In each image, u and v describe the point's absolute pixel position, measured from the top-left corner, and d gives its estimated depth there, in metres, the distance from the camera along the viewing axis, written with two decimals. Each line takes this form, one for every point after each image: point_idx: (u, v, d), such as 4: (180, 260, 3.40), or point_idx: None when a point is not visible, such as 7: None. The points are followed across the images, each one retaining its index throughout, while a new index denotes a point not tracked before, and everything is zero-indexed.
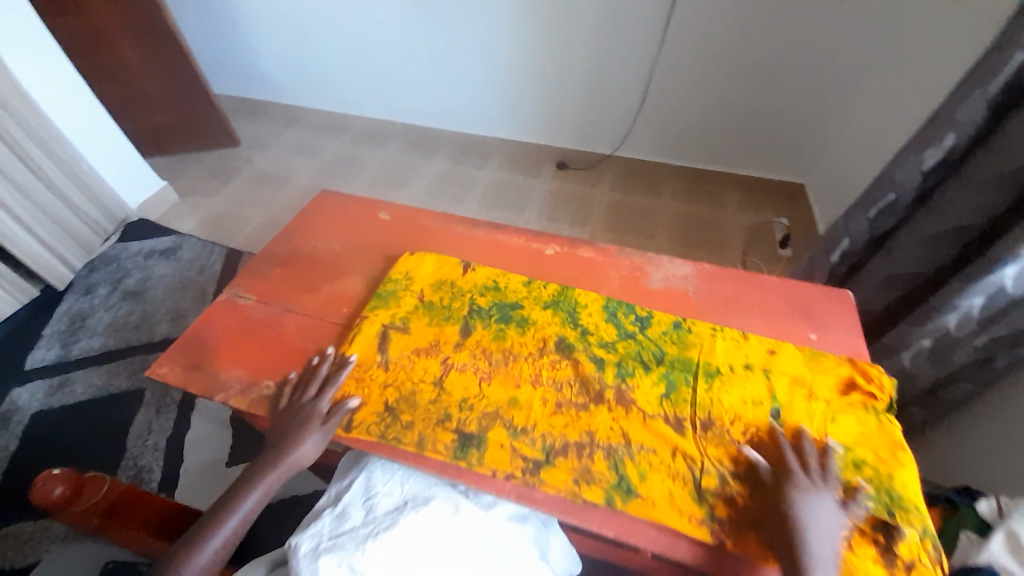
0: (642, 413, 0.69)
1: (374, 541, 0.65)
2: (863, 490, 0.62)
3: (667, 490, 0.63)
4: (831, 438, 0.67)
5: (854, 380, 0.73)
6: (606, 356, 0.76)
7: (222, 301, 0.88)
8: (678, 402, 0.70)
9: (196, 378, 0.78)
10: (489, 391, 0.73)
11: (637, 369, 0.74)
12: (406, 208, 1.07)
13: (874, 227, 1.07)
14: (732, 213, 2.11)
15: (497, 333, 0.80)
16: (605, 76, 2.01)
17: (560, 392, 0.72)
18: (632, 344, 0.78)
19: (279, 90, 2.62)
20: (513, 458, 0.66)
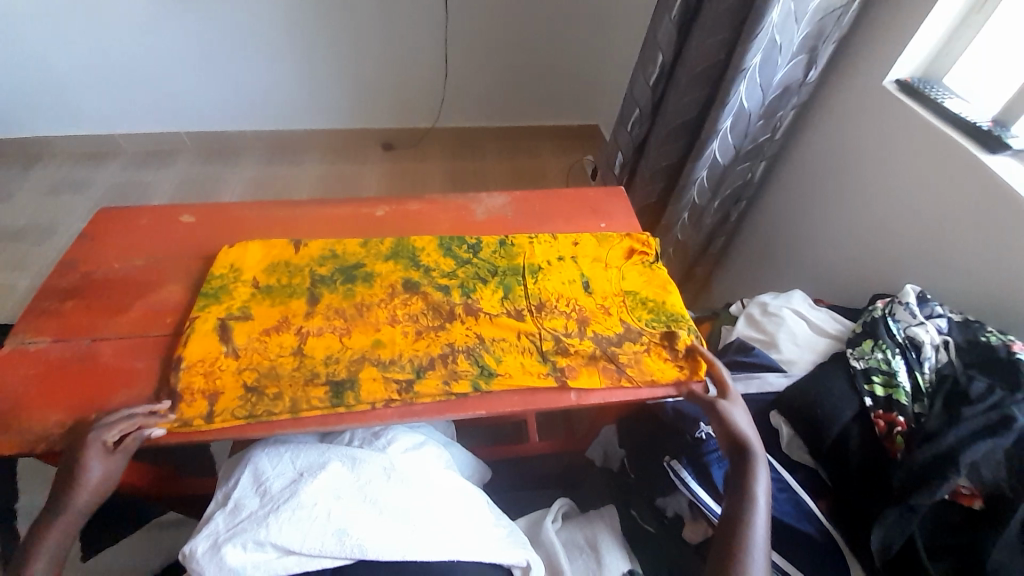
0: (488, 315, 0.81)
1: (276, 517, 0.66)
2: (653, 316, 0.83)
3: (520, 363, 0.76)
4: (626, 289, 0.87)
5: (634, 246, 0.94)
6: (448, 282, 0.86)
7: (6, 354, 0.76)
8: (515, 297, 0.84)
9: (1, 439, 0.67)
10: (351, 342, 0.77)
11: (477, 284, 0.86)
12: (212, 206, 1.00)
13: (633, 137, 1.35)
14: (547, 158, 2.46)
15: (345, 292, 0.84)
16: (401, 54, 2.20)
17: (416, 322, 0.80)
18: (469, 267, 0.89)
19: (3, 120, 2.16)
20: (386, 385, 0.73)
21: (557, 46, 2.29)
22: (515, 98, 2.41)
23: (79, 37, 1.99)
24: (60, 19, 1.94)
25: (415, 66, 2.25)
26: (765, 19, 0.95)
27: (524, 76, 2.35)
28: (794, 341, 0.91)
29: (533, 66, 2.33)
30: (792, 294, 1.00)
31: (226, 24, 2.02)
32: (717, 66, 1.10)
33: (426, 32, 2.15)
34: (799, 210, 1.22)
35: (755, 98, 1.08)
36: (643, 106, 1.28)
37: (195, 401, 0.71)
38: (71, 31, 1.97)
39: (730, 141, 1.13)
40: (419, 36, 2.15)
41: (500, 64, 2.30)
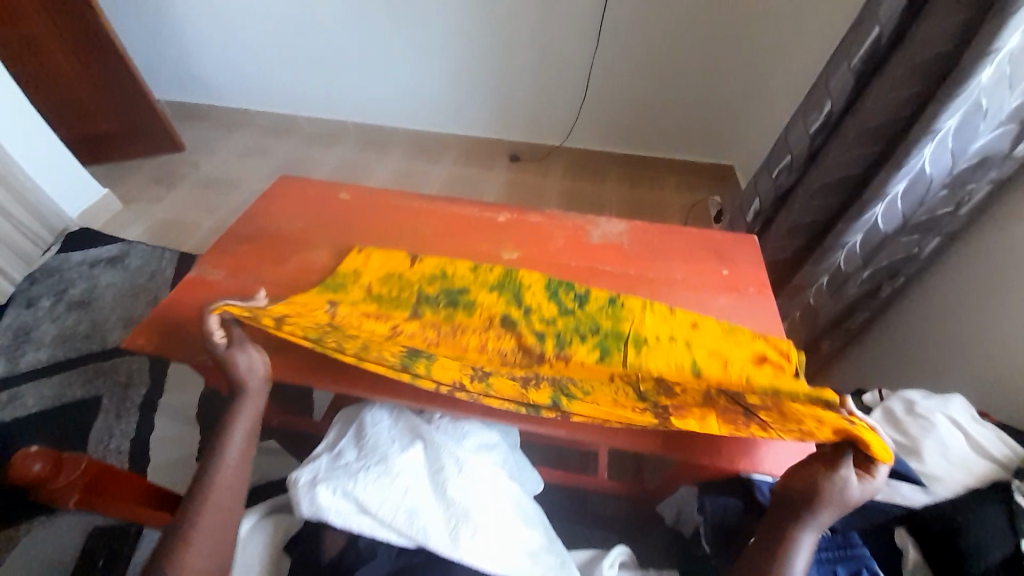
0: (581, 364, 0.78)
1: (366, 474, 0.72)
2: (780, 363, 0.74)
3: (610, 397, 0.75)
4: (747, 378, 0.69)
5: (767, 353, 0.76)
6: (539, 325, 0.84)
7: (190, 278, 0.94)
8: (609, 358, 0.79)
9: (174, 345, 0.84)
10: (440, 355, 0.79)
11: (575, 339, 0.82)
12: (364, 188, 1.15)
13: (778, 186, 1.26)
14: (669, 193, 2.40)
15: (443, 307, 0.87)
16: (546, 74, 2.28)
17: (506, 359, 0.79)
18: (570, 319, 0.86)
19: (223, 92, 2.69)
20: (461, 368, 0.78)
21: (705, 81, 2.19)
22: (649, 127, 2.37)
23: (286, 30, 2.38)
24: (276, 15, 2.34)
25: (557, 86, 2.32)
26: (973, 77, 0.82)
27: (665, 107, 2.30)
28: (943, 454, 0.77)
29: (676, 98, 2.26)
30: (950, 398, 0.84)
31: (400, 30, 2.27)
32: (899, 122, 0.96)
33: (575, 54, 2.20)
34: (972, 304, 1.03)
35: (941, 163, 0.92)
36: (797, 154, 1.19)
37: (274, 317, 0.79)
38: (282, 23, 2.36)
39: (897, 208, 0.99)
40: (569, 59, 2.22)
41: (641, 93, 2.27)
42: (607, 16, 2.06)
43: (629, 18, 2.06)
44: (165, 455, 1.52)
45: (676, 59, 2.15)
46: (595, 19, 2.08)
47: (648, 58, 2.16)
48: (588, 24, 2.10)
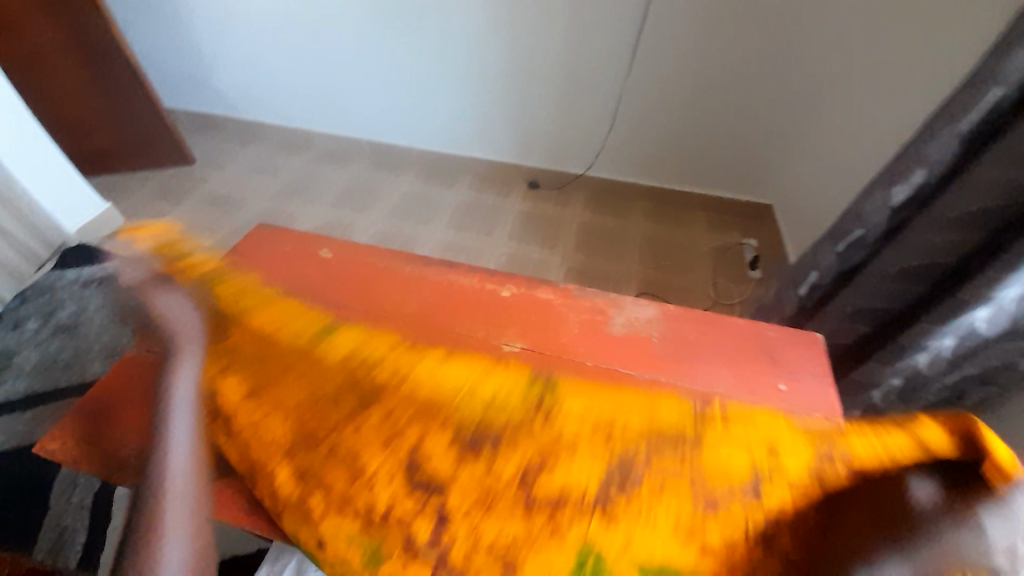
0: (486, 514, 0.64)
1: None
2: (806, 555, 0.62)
3: (504, 531, 0.62)
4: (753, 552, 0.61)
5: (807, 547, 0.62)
6: (510, 494, 0.64)
7: (131, 357, 0.79)
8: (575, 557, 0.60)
9: (94, 454, 0.69)
10: (347, 455, 0.68)
11: (500, 514, 0.63)
12: (350, 244, 0.99)
13: (842, 261, 1.04)
14: (700, 233, 2.19)
15: (400, 450, 0.68)
16: (572, 99, 2.10)
17: (422, 489, 0.66)
18: (524, 494, 0.65)
19: (236, 104, 2.59)
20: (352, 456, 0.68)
21: (746, 116, 1.99)
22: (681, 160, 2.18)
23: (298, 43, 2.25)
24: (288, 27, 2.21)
25: (584, 113, 2.14)
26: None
27: (701, 141, 2.09)
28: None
29: (714, 132, 2.06)
30: None
31: (417, 48, 2.12)
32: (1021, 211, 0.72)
33: (604, 80, 2.01)
34: None
35: None
36: (871, 228, 0.96)
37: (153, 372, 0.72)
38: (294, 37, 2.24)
39: (1007, 314, 0.77)
40: (597, 85, 2.03)
41: (675, 125, 2.08)
42: (641, 43, 1.88)
43: (665, 45, 1.88)
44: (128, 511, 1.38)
45: (716, 92, 1.96)
46: (628, 45, 1.90)
47: (683, 89, 1.97)
48: (620, 49, 1.91)
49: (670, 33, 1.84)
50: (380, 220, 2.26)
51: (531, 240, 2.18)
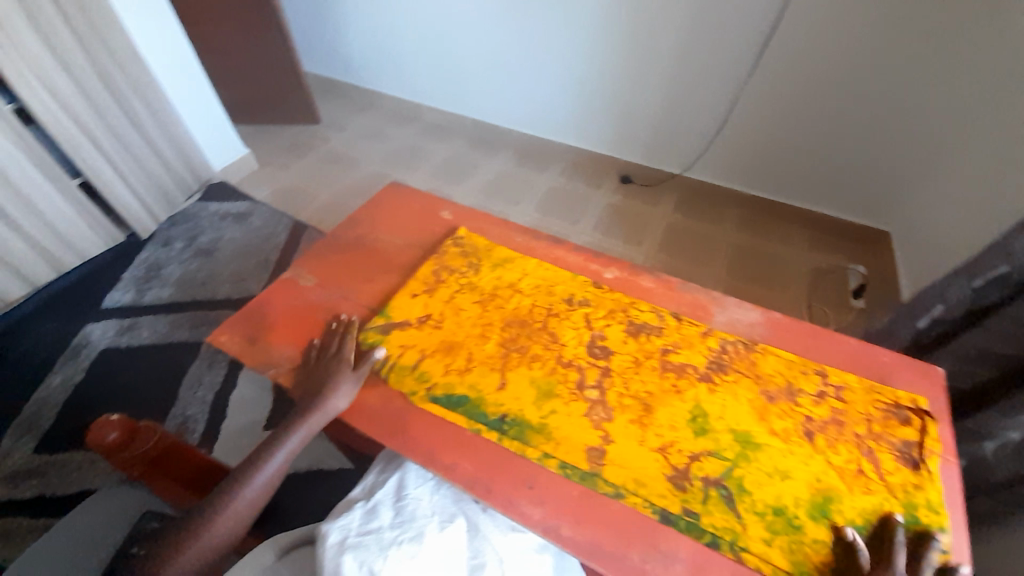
0: (633, 420, 0.69)
1: (398, 548, 0.67)
2: (903, 512, 0.63)
3: (646, 433, 0.68)
4: (859, 506, 0.63)
5: (906, 509, 0.63)
6: (645, 399, 0.71)
7: (284, 279, 0.94)
8: (705, 461, 0.65)
9: (251, 351, 0.83)
10: (513, 353, 0.79)
11: (642, 417, 0.70)
12: (469, 210, 1.09)
13: (977, 298, 0.95)
14: (800, 251, 2.06)
15: (548, 354, 0.78)
16: (681, 95, 2.03)
17: (577, 386, 0.74)
18: (667, 408, 0.70)
19: (360, 73, 2.82)
20: (518, 356, 0.78)
21: (878, 132, 1.81)
22: (793, 172, 2.04)
23: (420, 20, 2.38)
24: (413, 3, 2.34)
25: (692, 110, 2.06)
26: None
27: (820, 153, 1.94)
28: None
29: (836, 146, 1.90)
30: None
31: (531, 30, 2.15)
32: None
33: (720, 78, 1.92)
34: None
35: None
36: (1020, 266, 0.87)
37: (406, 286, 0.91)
38: (419, 11, 2.35)
39: None
40: (712, 82, 1.94)
41: (793, 132, 1.93)
42: (768, 44, 1.77)
43: (797, 46, 1.74)
44: (237, 417, 1.61)
45: (845, 103, 1.79)
46: (756, 42, 1.79)
47: (807, 97, 1.83)
48: (744, 47, 1.81)
49: (802, 35, 1.70)
50: (473, 194, 2.38)
51: (616, 234, 2.18)
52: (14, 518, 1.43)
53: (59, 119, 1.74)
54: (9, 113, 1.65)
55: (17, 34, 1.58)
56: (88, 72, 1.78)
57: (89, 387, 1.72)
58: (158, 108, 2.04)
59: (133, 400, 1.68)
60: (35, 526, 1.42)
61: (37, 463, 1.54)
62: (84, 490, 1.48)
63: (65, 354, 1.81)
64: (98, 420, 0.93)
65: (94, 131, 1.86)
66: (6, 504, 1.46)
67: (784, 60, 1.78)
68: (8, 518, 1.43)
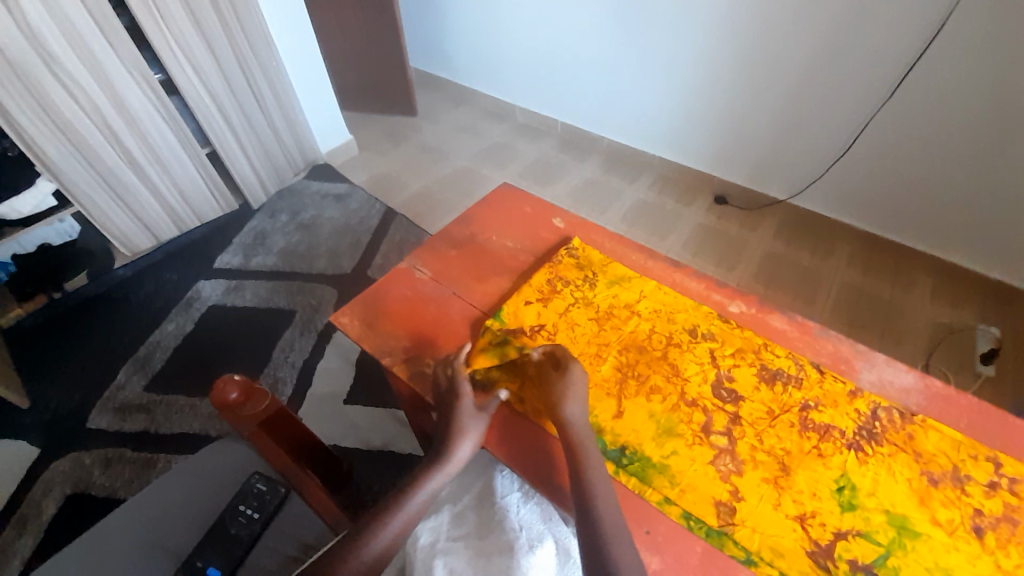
0: (767, 479, 0.64)
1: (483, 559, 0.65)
2: None
3: (780, 497, 0.62)
4: None
5: None
6: (783, 458, 0.65)
7: (402, 269, 0.96)
8: (852, 542, 0.58)
9: (368, 337, 0.86)
10: (632, 382, 0.75)
11: (777, 478, 0.64)
12: (581, 220, 1.06)
13: None
14: (922, 301, 1.83)
15: (670, 389, 0.73)
16: (798, 118, 1.87)
17: (703, 428, 0.69)
18: (807, 472, 0.64)
19: (459, 69, 2.88)
20: (638, 386, 0.74)
21: None
22: (923, 214, 1.81)
23: (524, 20, 2.37)
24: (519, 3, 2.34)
25: (809, 134, 1.88)
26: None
27: (965, 195, 1.69)
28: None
29: (986, 190, 1.65)
30: None
31: (638, 39, 2.08)
32: None
33: (847, 102, 1.73)
34: None
35: None
36: None
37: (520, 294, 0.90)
38: (522, 13, 2.36)
39: None
40: (840, 105, 1.75)
41: (932, 171, 1.71)
42: (913, 70, 1.56)
43: (950, 73, 1.51)
44: (319, 386, 1.70)
45: (1005, 143, 1.54)
46: (895, 70, 1.59)
47: (957, 134, 1.60)
48: (881, 71, 1.61)
49: (957, 62, 1.48)
50: (558, 199, 2.35)
51: (707, 256, 2.05)
52: (126, 446, 1.60)
53: (197, 91, 1.93)
54: (154, 80, 1.82)
55: (166, 7, 1.74)
56: (225, 48, 1.93)
57: (195, 338, 1.89)
58: (279, 90, 2.19)
59: (231, 356, 1.82)
60: (142, 456, 1.58)
61: (149, 399, 1.71)
62: (185, 431, 1.63)
63: (179, 305, 2.00)
64: (222, 377, 0.99)
65: (222, 103, 2.02)
66: (121, 432, 1.64)
67: (929, 90, 1.57)
68: (121, 445, 1.61)
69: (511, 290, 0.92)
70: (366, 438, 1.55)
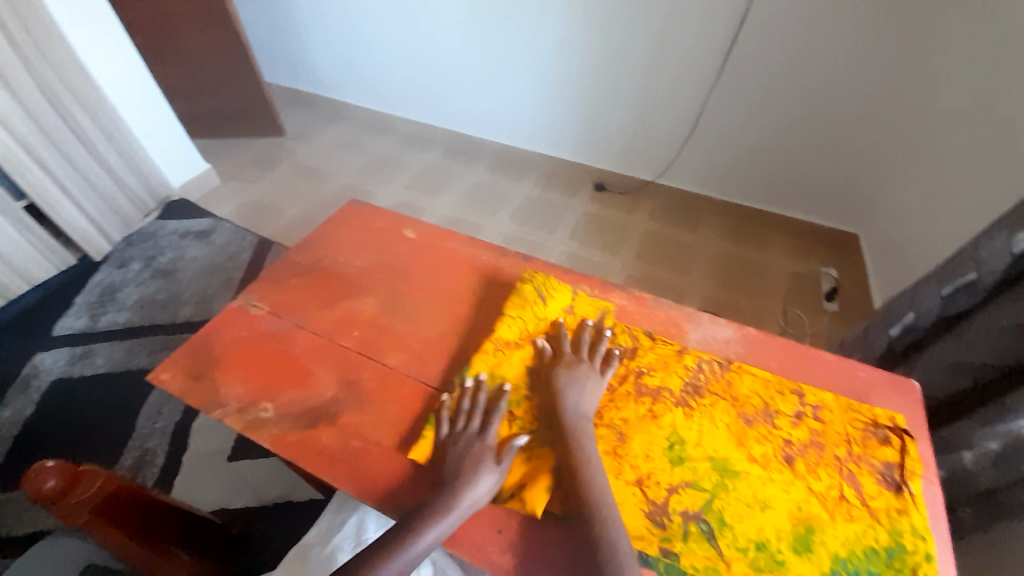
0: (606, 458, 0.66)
1: None
2: (889, 542, 0.58)
3: (615, 471, 0.65)
4: (844, 540, 0.59)
5: (896, 538, 0.59)
6: (620, 428, 0.68)
7: (234, 307, 0.88)
8: (682, 496, 0.62)
9: (198, 390, 0.77)
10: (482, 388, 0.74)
11: (614, 452, 0.66)
12: (433, 228, 1.04)
13: (946, 306, 0.96)
14: (775, 256, 2.07)
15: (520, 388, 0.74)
16: (653, 101, 2.02)
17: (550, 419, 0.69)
18: (642, 442, 0.67)
19: (325, 83, 2.74)
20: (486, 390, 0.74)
21: (848, 134, 1.82)
22: (762, 178, 2.06)
23: (384, 28, 2.32)
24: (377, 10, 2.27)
25: (664, 116, 2.05)
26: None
27: (792, 156, 1.95)
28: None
29: (804, 151, 1.92)
30: None
31: (498, 39, 2.12)
32: None
33: (689, 83, 1.91)
34: None
35: None
36: (985, 274, 0.88)
37: (369, 317, 0.87)
38: (380, 20, 2.30)
39: None
40: (683, 86, 1.93)
41: (763, 137, 1.94)
42: (733, 50, 1.77)
43: (763, 49, 1.73)
44: (199, 446, 1.52)
45: (811, 107, 1.81)
46: (721, 51, 1.79)
47: (773, 104, 1.85)
48: (711, 54, 1.81)
49: (764, 41, 1.71)
50: (448, 206, 2.31)
51: (593, 242, 2.15)
52: None
53: None
54: None
55: None
56: (29, 87, 1.65)
57: (36, 423, 1.59)
58: (109, 126, 1.92)
59: (86, 434, 1.56)
60: None
61: None
62: (36, 532, 1.37)
63: (12, 386, 1.68)
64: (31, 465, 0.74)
65: (35, 146, 1.72)
66: None
67: (750, 67, 1.79)
68: None
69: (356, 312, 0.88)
70: (260, 494, 1.40)
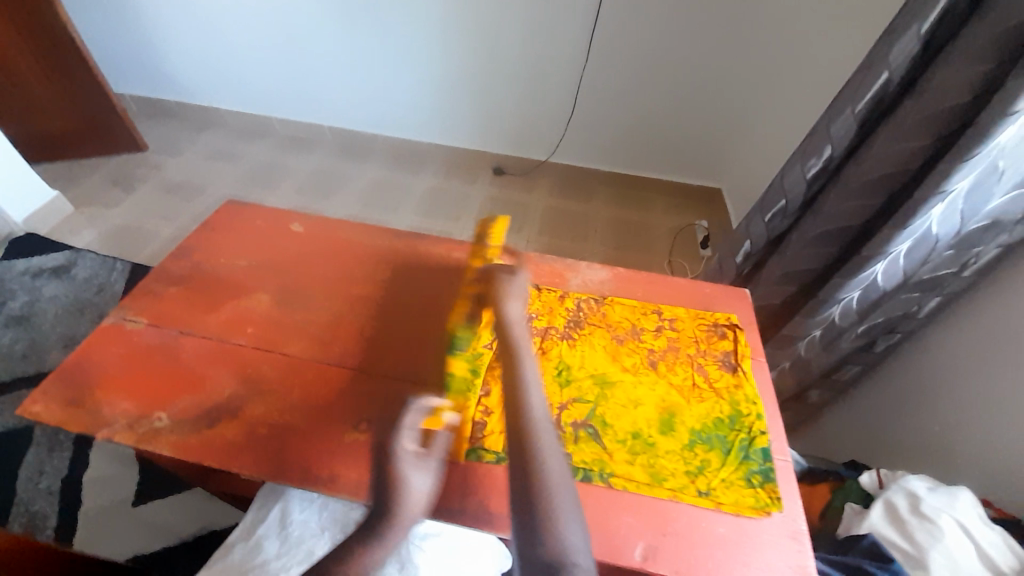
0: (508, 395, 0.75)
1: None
2: (729, 411, 0.73)
3: None
4: (698, 417, 0.72)
5: (734, 406, 0.73)
6: None
7: (108, 327, 0.83)
8: (574, 407, 0.72)
9: (79, 416, 0.72)
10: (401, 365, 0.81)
11: None
12: (321, 219, 1.04)
13: (770, 230, 1.19)
14: (658, 215, 2.30)
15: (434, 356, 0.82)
16: (535, 81, 2.13)
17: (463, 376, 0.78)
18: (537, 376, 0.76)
19: (187, 89, 2.50)
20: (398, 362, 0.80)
21: (700, 99, 2.08)
22: (638, 145, 2.27)
23: (249, 23, 2.18)
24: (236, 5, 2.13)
25: (545, 95, 2.17)
26: (1013, 116, 0.71)
27: (659, 122, 2.18)
28: (953, 570, 0.70)
29: (667, 117, 2.16)
30: (958, 493, 0.77)
31: (375, 30, 2.09)
32: (903, 177, 0.90)
33: (563, 61, 2.05)
34: (960, 362, 0.96)
35: (950, 224, 0.84)
36: (792, 198, 1.11)
37: (265, 311, 0.86)
38: (243, 16, 2.16)
39: (899, 268, 0.92)
40: (558, 65, 2.07)
41: (633, 108, 2.15)
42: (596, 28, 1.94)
43: (621, 26, 1.92)
44: (97, 498, 1.37)
45: (667, 77, 2.04)
46: (586, 29, 1.94)
47: (636, 76, 2.05)
48: (578, 33, 1.96)
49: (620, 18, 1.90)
50: (347, 205, 2.25)
51: None
52: None
53: None
54: None
55: None
56: None
57: None
58: None
59: None
60: None
61: None
62: None
63: None
64: None
65: None
66: None
67: (612, 43, 1.97)
68: None
69: (248, 309, 0.87)
70: (179, 532, 1.31)
